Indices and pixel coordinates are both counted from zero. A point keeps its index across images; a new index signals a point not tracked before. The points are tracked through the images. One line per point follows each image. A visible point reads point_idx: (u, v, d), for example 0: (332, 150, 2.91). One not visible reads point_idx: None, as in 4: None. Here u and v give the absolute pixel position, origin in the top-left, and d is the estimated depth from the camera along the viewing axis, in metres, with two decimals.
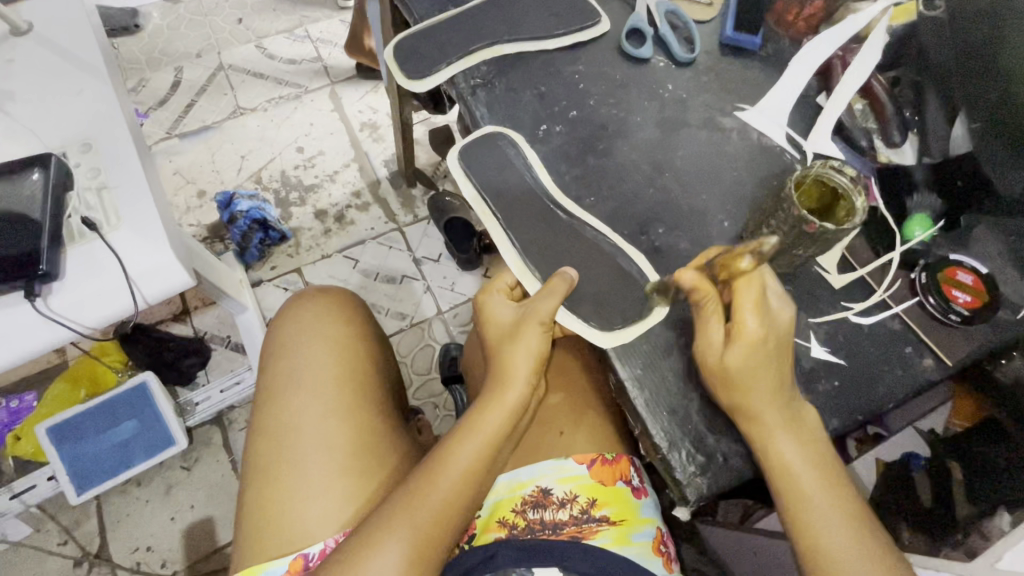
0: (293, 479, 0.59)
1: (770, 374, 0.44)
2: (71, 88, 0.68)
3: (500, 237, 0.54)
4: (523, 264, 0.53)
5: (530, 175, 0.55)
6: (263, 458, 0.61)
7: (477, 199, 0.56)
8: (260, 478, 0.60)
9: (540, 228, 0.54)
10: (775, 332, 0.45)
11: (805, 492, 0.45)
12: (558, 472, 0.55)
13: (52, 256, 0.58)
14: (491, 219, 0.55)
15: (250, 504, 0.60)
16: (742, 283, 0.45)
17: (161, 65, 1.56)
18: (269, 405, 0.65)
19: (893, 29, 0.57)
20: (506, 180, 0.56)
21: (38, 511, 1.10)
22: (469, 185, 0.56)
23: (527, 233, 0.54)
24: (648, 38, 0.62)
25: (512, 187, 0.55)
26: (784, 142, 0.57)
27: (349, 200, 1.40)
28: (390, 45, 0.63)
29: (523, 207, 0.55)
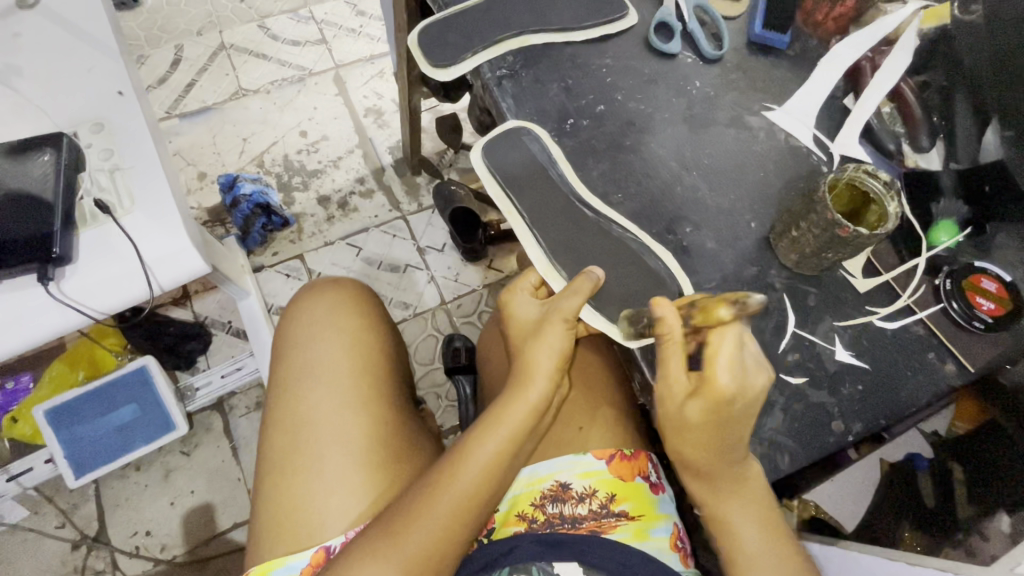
0: (310, 471, 0.59)
1: (725, 436, 0.44)
2: (82, 66, 0.66)
3: (525, 236, 0.54)
4: (549, 264, 0.53)
5: (555, 172, 0.55)
6: (279, 451, 0.61)
7: (501, 197, 0.55)
8: (277, 471, 0.60)
9: (566, 227, 0.53)
10: (744, 393, 0.43)
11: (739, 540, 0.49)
12: (578, 466, 0.54)
13: (64, 238, 0.57)
14: (516, 217, 0.54)
15: (268, 497, 0.60)
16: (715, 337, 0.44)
17: (161, 42, 1.52)
18: (284, 396, 0.64)
19: (924, 32, 0.57)
20: (531, 177, 0.55)
21: (35, 493, 1.09)
22: (493, 181, 0.55)
23: (553, 232, 0.53)
24: (676, 33, 0.61)
25: (538, 185, 0.55)
26: (811, 143, 0.57)
27: (353, 187, 1.39)
28: (415, 31, 0.62)
29: (549, 205, 0.54)
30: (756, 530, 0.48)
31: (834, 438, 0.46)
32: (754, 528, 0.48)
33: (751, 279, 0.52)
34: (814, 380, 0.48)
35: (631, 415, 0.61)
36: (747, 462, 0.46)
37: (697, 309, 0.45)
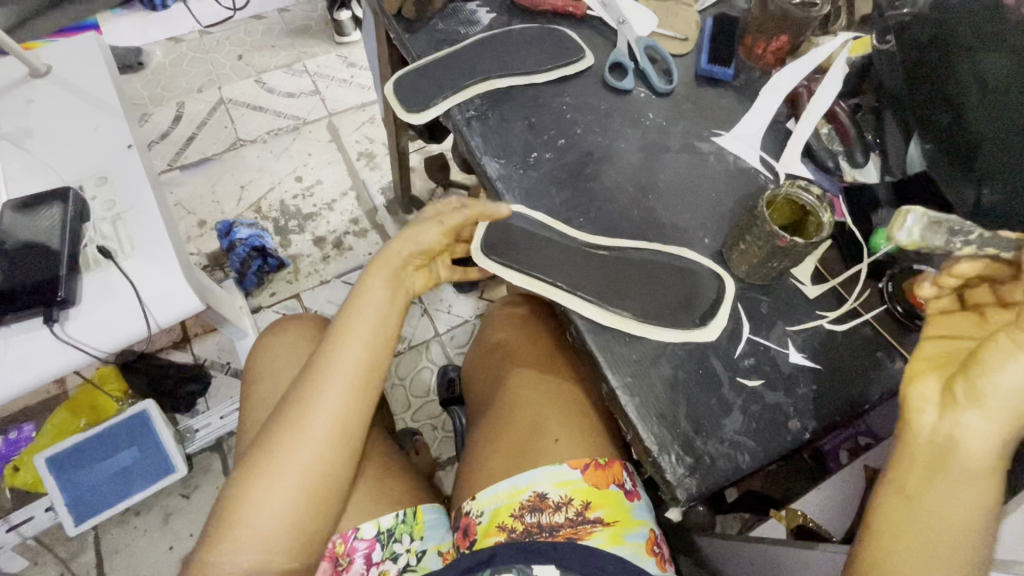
0: None
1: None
2: (88, 126, 0.72)
3: (548, 293, 0.54)
4: (587, 310, 0.53)
5: (555, 233, 0.57)
6: None
7: (506, 271, 0.56)
8: None
9: (583, 271, 0.55)
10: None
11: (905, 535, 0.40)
12: (553, 477, 0.57)
13: (69, 283, 0.61)
14: (534, 282, 0.55)
15: None
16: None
17: (163, 101, 1.62)
18: (252, 425, 0.67)
19: (852, 61, 0.64)
20: (529, 241, 0.57)
21: (35, 543, 1.10)
22: (512, 273, 0.56)
23: (575, 279, 0.55)
24: (629, 71, 0.68)
25: (536, 245, 0.57)
26: (758, 163, 0.62)
27: (347, 227, 1.44)
28: (391, 81, 0.68)
29: (572, 263, 0.56)
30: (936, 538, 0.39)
31: (791, 437, 0.49)
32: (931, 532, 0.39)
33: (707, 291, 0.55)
34: (770, 382, 0.51)
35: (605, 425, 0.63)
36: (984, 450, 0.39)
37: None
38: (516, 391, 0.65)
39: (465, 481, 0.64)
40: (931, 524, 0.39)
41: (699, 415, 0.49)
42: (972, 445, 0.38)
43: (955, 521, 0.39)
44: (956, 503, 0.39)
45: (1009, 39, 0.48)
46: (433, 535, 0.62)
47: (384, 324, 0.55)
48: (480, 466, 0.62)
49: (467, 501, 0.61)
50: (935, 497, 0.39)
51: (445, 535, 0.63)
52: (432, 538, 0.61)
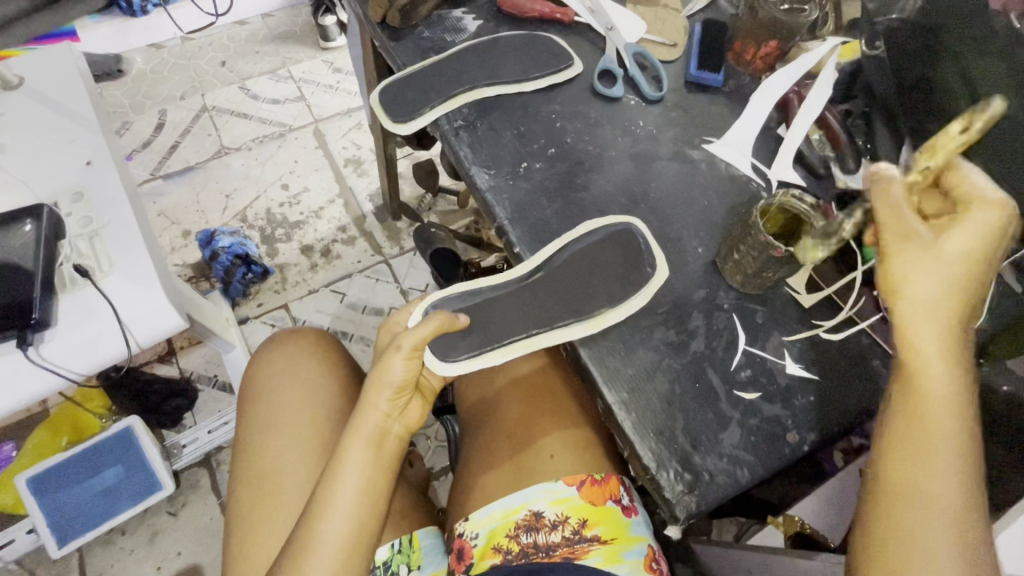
0: (271, 522, 0.60)
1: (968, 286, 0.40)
2: (64, 140, 0.69)
3: (531, 344, 0.53)
4: (569, 334, 0.52)
5: (490, 289, 0.56)
6: (246, 504, 0.62)
7: (478, 358, 0.53)
8: (241, 523, 0.61)
9: (532, 305, 0.54)
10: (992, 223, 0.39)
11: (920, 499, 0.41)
12: (550, 495, 0.56)
13: (44, 304, 0.59)
14: (512, 345, 0.53)
15: (233, 553, 0.60)
16: (949, 175, 0.41)
17: (145, 109, 1.59)
18: (247, 451, 0.65)
19: (842, 66, 0.64)
20: (472, 318, 0.55)
21: (16, 566, 1.07)
22: (489, 352, 0.54)
23: (538, 314, 0.54)
24: (618, 78, 0.67)
25: (478, 316, 0.55)
26: (749, 171, 0.61)
27: (335, 234, 1.42)
28: (377, 90, 0.67)
29: (527, 295, 0.55)
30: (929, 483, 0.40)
31: (790, 449, 0.48)
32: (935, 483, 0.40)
33: (701, 302, 0.54)
34: (767, 394, 0.50)
35: (601, 438, 0.62)
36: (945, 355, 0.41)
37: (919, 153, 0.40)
38: (512, 406, 0.64)
39: (459, 501, 0.62)
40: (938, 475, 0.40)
41: (697, 429, 0.48)
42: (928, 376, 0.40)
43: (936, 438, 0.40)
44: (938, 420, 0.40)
45: (997, 47, 0.48)
46: (430, 563, 0.59)
47: (369, 486, 0.51)
48: (476, 485, 0.61)
49: (460, 522, 0.59)
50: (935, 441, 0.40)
51: (441, 561, 0.61)
52: (429, 566, 0.59)
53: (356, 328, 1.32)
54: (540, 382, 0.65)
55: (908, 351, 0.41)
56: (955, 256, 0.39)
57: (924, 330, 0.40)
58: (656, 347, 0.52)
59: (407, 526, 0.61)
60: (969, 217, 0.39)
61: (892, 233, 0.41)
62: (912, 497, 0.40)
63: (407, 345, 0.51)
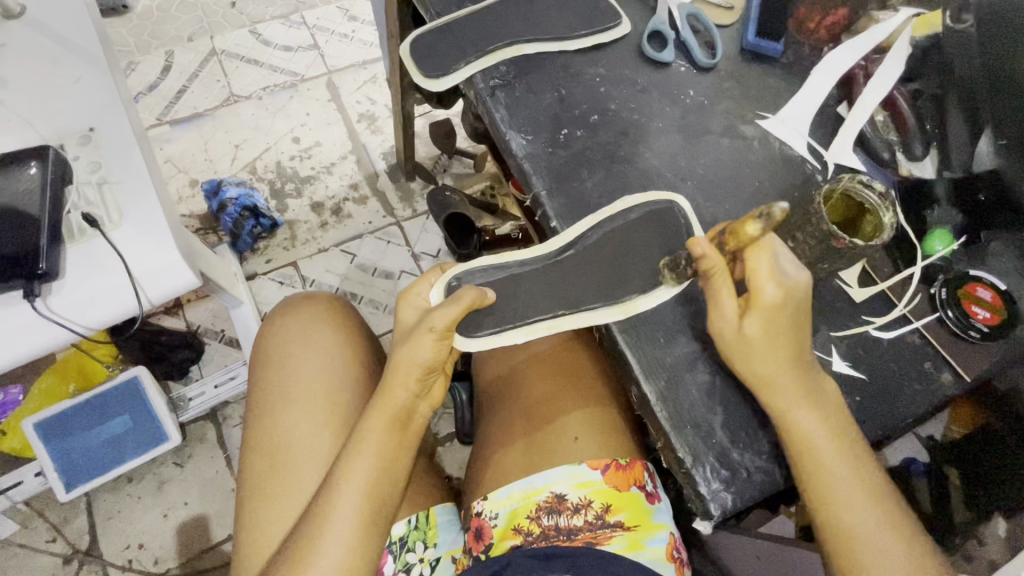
0: (287, 491, 0.59)
1: (792, 339, 0.45)
2: (68, 76, 0.64)
3: (558, 327, 0.50)
4: (601, 318, 0.49)
5: (517, 264, 0.53)
6: (260, 473, 0.60)
7: (504, 336, 0.51)
8: (255, 492, 0.60)
9: (564, 286, 0.51)
10: (793, 292, 0.44)
11: (843, 504, 0.45)
12: (573, 477, 0.54)
13: (51, 254, 0.56)
14: (536, 325, 0.50)
15: (246, 520, 0.59)
16: (754, 255, 0.45)
17: (151, 49, 1.51)
18: (261, 419, 0.63)
19: (916, 41, 0.58)
20: (500, 294, 0.52)
21: (25, 507, 1.08)
22: (515, 330, 0.51)
23: (567, 295, 0.51)
24: (669, 42, 0.61)
25: (507, 292, 0.52)
26: (806, 151, 0.57)
27: (346, 192, 1.38)
28: (407, 42, 0.62)
29: (559, 274, 0.51)
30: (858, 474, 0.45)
31: None
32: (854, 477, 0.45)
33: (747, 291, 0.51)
34: None
35: (625, 422, 0.60)
36: (818, 378, 0.46)
37: (728, 233, 0.45)
38: (535, 386, 0.62)
39: (475, 478, 0.61)
40: (840, 471, 0.45)
41: (736, 426, 0.46)
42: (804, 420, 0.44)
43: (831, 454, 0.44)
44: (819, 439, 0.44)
45: None
46: (446, 540, 0.59)
47: (389, 465, 0.50)
48: (494, 464, 0.59)
49: (477, 500, 0.58)
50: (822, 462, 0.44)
51: (456, 538, 0.60)
52: (446, 543, 0.59)
53: (365, 290, 1.29)
54: (565, 361, 0.63)
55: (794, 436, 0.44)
56: (759, 360, 0.45)
57: (799, 414, 0.44)
58: (696, 336, 0.49)
59: (425, 501, 0.60)
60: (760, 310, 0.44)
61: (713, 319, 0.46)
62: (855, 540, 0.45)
63: (440, 327, 0.48)
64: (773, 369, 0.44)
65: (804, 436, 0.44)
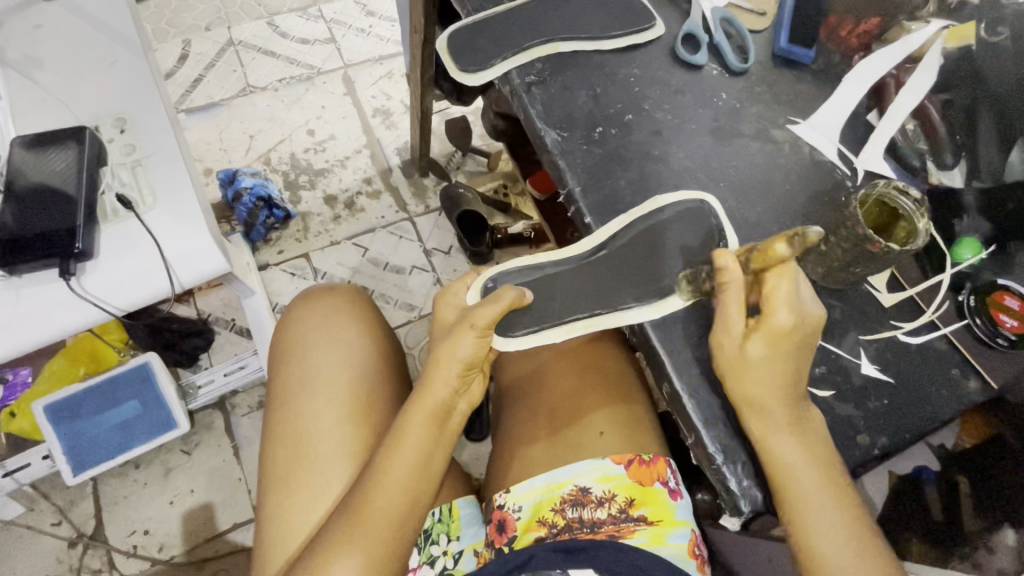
0: (312, 483, 0.59)
1: (796, 370, 0.45)
2: (105, 59, 0.65)
3: (594, 326, 0.51)
4: (635, 317, 0.50)
5: (553, 265, 0.53)
6: (283, 464, 0.61)
7: (540, 336, 0.52)
8: (278, 483, 0.60)
9: (598, 285, 0.52)
10: (803, 327, 0.45)
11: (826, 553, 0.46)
12: (596, 471, 0.55)
13: (86, 234, 0.56)
14: (573, 325, 0.51)
15: (269, 511, 0.59)
16: (772, 278, 0.45)
17: (168, 37, 1.52)
18: (284, 409, 0.63)
19: (948, 51, 0.58)
20: (537, 294, 0.53)
21: (31, 489, 1.08)
22: (552, 330, 0.51)
23: (602, 295, 0.51)
24: (702, 45, 0.62)
25: (543, 291, 0.53)
26: (835, 158, 0.58)
27: (360, 186, 1.38)
28: (443, 36, 0.62)
29: (593, 275, 0.52)
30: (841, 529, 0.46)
31: (859, 451, 0.47)
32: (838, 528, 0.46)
33: None
34: (840, 394, 0.48)
35: (648, 418, 0.61)
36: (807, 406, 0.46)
37: (756, 251, 0.45)
38: (559, 383, 0.62)
39: (498, 471, 0.61)
40: (818, 516, 0.46)
41: None
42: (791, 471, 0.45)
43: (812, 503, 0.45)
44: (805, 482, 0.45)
45: None
46: (469, 533, 0.59)
47: (426, 459, 0.52)
48: (518, 458, 0.60)
49: (500, 493, 0.58)
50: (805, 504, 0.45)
51: (478, 533, 0.60)
52: (468, 537, 0.59)
53: (377, 284, 1.29)
54: (588, 358, 0.63)
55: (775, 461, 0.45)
56: (761, 387, 0.45)
57: (782, 443, 0.45)
58: None
59: (448, 494, 0.61)
60: (771, 333, 0.45)
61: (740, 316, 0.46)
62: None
63: (481, 324, 0.50)
64: (767, 392, 0.45)
65: (786, 472, 0.45)
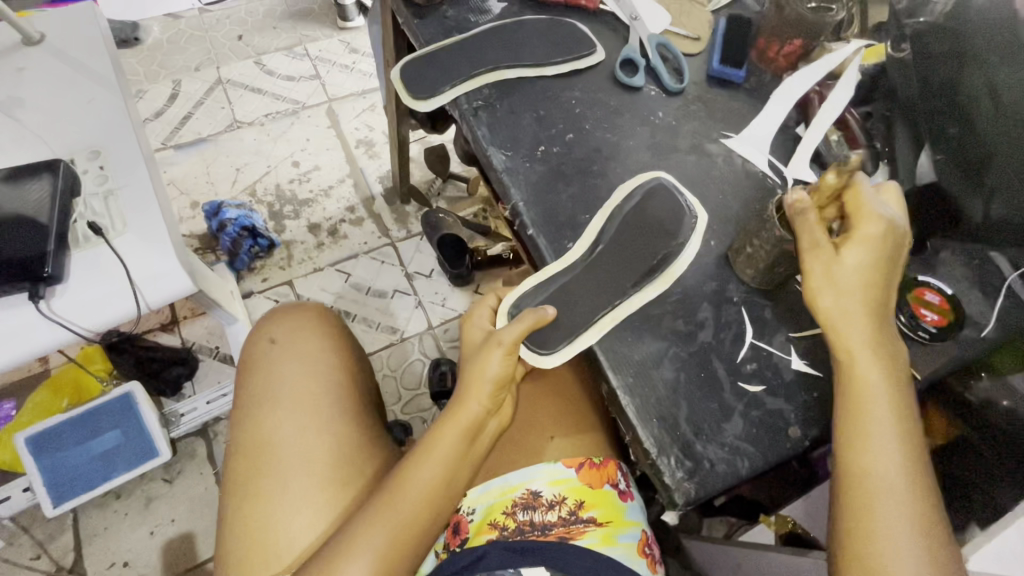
0: (277, 490, 0.60)
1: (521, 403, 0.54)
2: (83, 97, 0.69)
3: (619, 315, 0.52)
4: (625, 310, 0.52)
5: (565, 271, 0.54)
6: (245, 472, 0.62)
7: (579, 342, 0.51)
8: (241, 491, 0.61)
9: (605, 279, 0.53)
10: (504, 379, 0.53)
11: (875, 472, 0.44)
12: (548, 475, 0.57)
13: (58, 259, 0.59)
14: (601, 321, 0.52)
15: (231, 519, 0.60)
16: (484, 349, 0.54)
17: (159, 78, 1.58)
18: (248, 419, 0.65)
19: (865, 69, 0.63)
20: (560, 304, 0.53)
21: (11, 523, 1.08)
22: (587, 335, 0.51)
23: (612, 288, 0.53)
24: (641, 68, 0.67)
25: (564, 300, 0.53)
26: (767, 167, 0.61)
27: (343, 214, 1.42)
28: (398, 66, 0.67)
29: (605, 270, 0.53)
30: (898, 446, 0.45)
31: (791, 443, 0.49)
32: (897, 450, 0.45)
33: (711, 294, 0.54)
34: (772, 388, 0.51)
35: (599, 420, 0.63)
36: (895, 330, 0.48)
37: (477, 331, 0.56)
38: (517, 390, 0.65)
39: None
40: (883, 423, 0.45)
41: (698, 418, 0.49)
42: (856, 359, 0.46)
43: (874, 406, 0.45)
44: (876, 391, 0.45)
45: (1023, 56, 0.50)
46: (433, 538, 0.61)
47: (454, 467, 0.55)
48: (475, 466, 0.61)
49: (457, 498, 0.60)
50: (865, 406, 0.45)
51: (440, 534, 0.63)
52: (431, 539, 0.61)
53: (358, 309, 1.32)
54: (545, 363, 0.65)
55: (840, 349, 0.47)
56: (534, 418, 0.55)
57: (851, 329, 0.47)
58: (661, 336, 0.52)
59: None
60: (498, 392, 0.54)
61: (806, 245, 0.48)
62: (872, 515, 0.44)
63: (507, 342, 0.52)
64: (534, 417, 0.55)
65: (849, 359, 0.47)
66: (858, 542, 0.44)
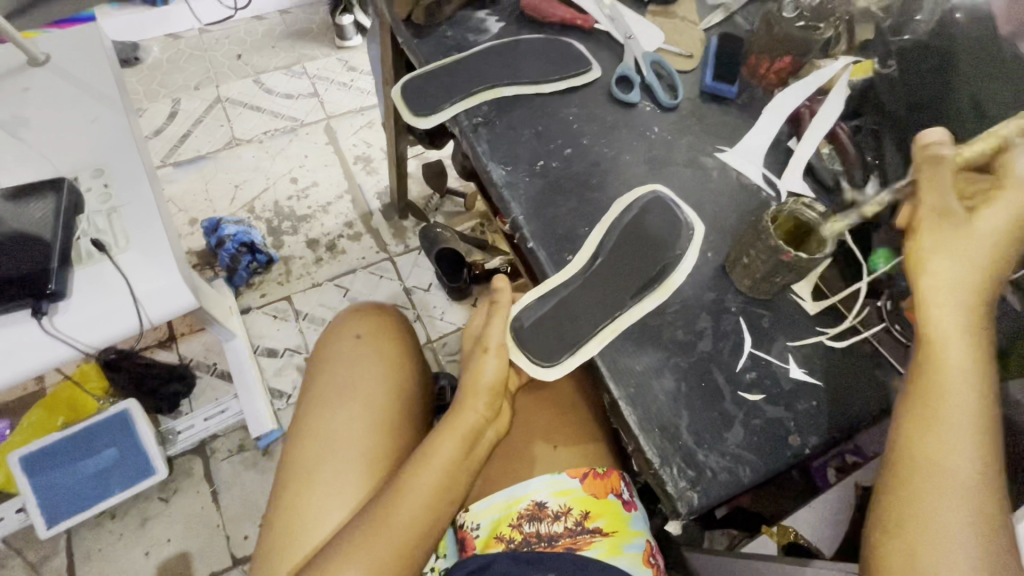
0: (321, 483, 0.63)
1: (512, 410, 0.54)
2: (87, 116, 0.70)
3: (619, 327, 0.53)
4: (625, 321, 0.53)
5: (565, 283, 0.54)
6: (298, 460, 0.65)
7: (582, 353, 0.52)
8: (290, 477, 0.64)
9: (605, 290, 0.53)
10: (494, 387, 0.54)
11: (946, 466, 0.40)
12: (553, 486, 0.57)
13: (61, 276, 0.60)
14: (603, 333, 0.52)
15: (277, 502, 0.63)
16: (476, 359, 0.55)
17: (158, 96, 1.60)
18: (307, 411, 0.68)
19: (853, 83, 0.65)
20: (560, 316, 0.53)
21: (3, 545, 1.06)
22: (589, 346, 0.52)
23: (612, 301, 0.53)
24: (636, 85, 0.68)
25: (565, 312, 0.53)
26: (760, 180, 0.63)
27: (341, 230, 1.43)
28: (399, 84, 0.68)
29: (604, 281, 0.54)
30: (972, 445, 0.40)
31: (792, 451, 0.49)
32: (971, 447, 0.40)
33: (709, 304, 0.55)
34: (771, 396, 0.51)
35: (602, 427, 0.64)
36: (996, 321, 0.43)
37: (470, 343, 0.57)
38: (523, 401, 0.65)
39: None
40: (962, 411, 0.41)
41: (699, 427, 0.49)
42: (946, 341, 0.42)
43: (956, 392, 0.41)
44: (960, 379, 0.41)
45: None
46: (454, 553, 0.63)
47: (454, 474, 0.55)
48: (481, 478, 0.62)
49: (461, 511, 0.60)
50: (943, 389, 0.42)
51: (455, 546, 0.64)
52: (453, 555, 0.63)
53: None
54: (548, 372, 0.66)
55: (927, 323, 0.43)
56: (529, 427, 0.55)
57: (945, 308, 0.43)
58: (661, 346, 0.53)
59: None
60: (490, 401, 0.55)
61: (932, 214, 0.44)
62: (929, 512, 0.40)
63: (494, 346, 0.53)
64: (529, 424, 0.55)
65: (937, 339, 0.43)
66: (914, 536, 0.40)
